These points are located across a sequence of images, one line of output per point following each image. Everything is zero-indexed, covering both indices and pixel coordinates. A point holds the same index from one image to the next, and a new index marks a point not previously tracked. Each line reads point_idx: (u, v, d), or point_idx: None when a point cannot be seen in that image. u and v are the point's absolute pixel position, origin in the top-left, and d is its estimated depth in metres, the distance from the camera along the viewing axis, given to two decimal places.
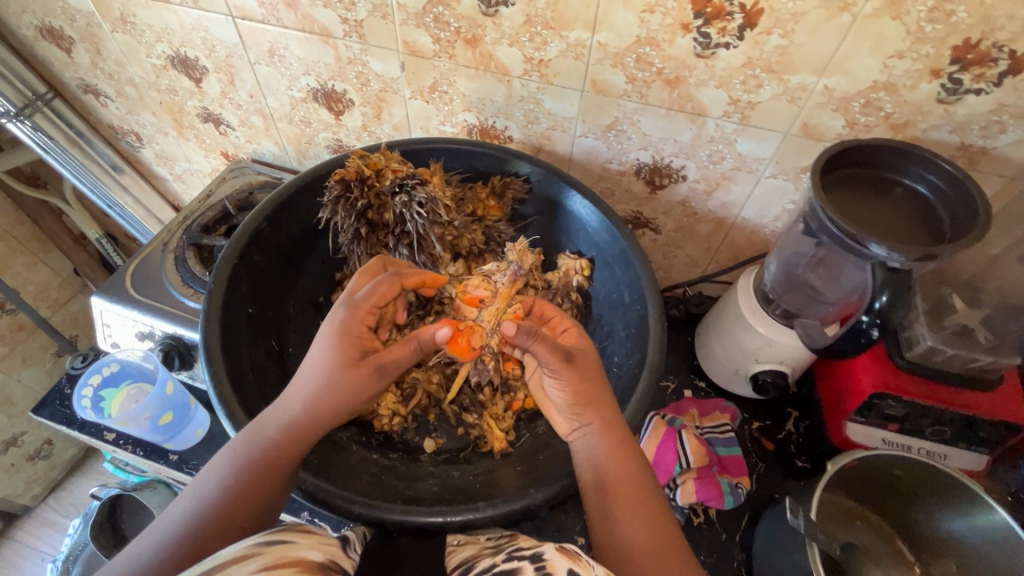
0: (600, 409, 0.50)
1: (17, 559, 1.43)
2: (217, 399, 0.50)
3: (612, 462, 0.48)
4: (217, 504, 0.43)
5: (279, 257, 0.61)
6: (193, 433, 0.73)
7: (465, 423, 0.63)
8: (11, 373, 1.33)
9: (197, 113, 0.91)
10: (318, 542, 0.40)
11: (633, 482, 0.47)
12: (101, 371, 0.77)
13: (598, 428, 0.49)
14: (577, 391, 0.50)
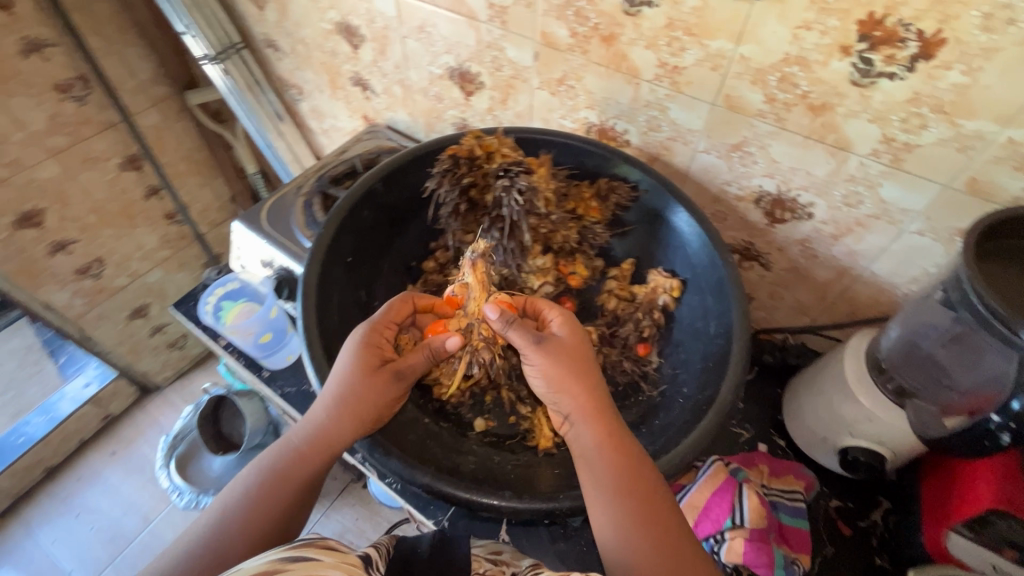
0: (585, 401, 0.50)
1: (144, 426, 1.72)
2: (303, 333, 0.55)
3: (600, 456, 0.47)
4: (242, 505, 0.48)
5: (385, 217, 0.66)
6: (284, 357, 0.82)
7: (519, 413, 0.63)
8: (168, 273, 1.60)
9: (350, 76, 1.00)
10: (340, 560, 0.41)
11: (624, 474, 0.46)
12: (225, 285, 0.88)
13: (582, 417, 0.50)
14: (555, 377, 0.52)
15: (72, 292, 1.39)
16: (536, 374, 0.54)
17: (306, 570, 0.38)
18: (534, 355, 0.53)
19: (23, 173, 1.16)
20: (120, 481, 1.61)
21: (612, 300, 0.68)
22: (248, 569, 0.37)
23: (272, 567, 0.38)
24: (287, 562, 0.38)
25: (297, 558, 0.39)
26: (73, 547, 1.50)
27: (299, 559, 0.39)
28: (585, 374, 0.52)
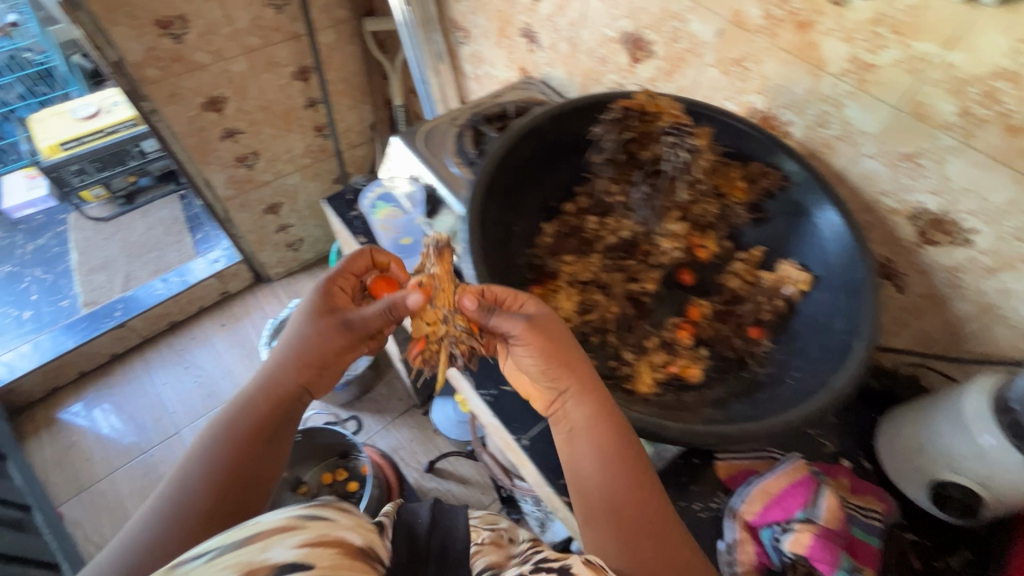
0: (585, 403, 0.53)
1: (252, 308, 1.94)
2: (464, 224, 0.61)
3: (595, 458, 0.51)
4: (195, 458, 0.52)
5: (544, 153, 0.72)
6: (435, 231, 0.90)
7: (621, 358, 0.66)
8: (304, 180, 1.77)
9: (521, 27, 1.06)
10: (359, 524, 0.41)
11: (615, 463, 0.51)
12: (373, 188, 1.00)
13: (573, 404, 0.53)
14: (547, 364, 0.54)
15: (228, 176, 1.59)
16: (527, 357, 0.55)
17: (324, 526, 0.37)
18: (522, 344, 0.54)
19: (220, 63, 1.34)
20: (224, 349, 1.84)
21: (734, 280, 0.71)
22: (274, 518, 0.36)
23: (295, 517, 0.37)
24: (309, 517, 0.37)
25: (320, 516, 0.38)
26: (179, 391, 1.74)
27: (321, 516, 0.38)
28: (582, 374, 0.54)
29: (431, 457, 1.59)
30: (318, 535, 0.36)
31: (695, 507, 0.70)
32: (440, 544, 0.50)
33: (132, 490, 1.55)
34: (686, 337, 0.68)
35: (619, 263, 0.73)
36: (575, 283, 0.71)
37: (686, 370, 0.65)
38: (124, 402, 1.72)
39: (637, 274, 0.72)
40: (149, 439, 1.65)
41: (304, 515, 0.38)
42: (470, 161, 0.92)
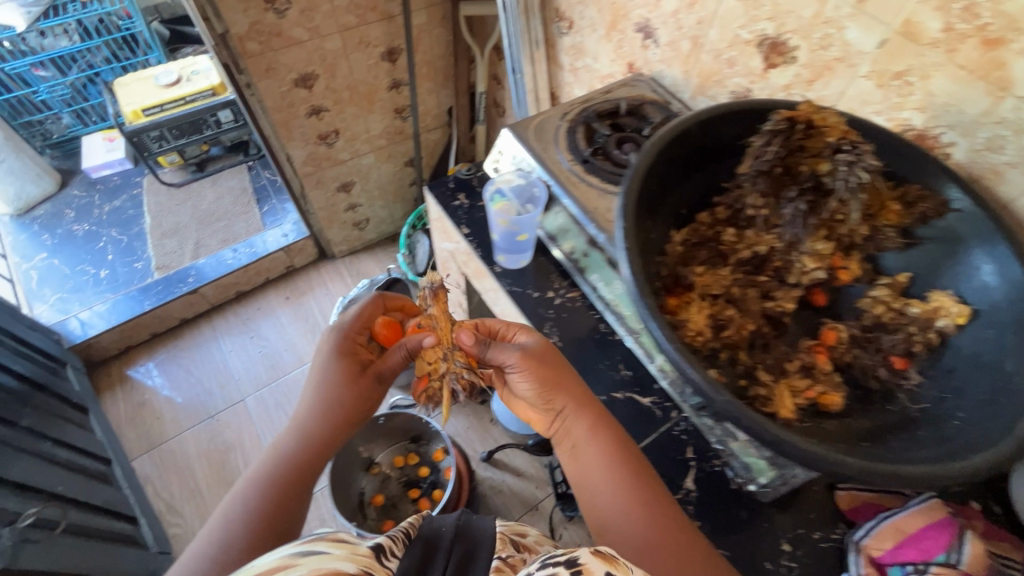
0: (583, 426, 0.67)
1: (315, 283, 1.96)
2: (620, 221, 0.58)
3: (602, 490, 0.63)
4: (251, 489, 0.62)
5: (686, 159, 0.69)
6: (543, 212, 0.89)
7: (757, 379, 0.64)
8: (377, 161, 1.77)
9: (637, 22, 1.03)
10: (351, 553, 0.46)
11: (621, 483, 0.63)
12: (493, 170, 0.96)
13: (575, 424, 0.68)
14: (547, 393, 0.69)
15: (309, 153, 1.60)
16: (525, 380, 0.70)
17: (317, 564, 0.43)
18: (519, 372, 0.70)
19: (316, 40, 1.34)
20: (288, 321, 1.87)
21: (878, 306, 0.67)
22: (267, 561, 0.44)
23: (286, 560, 0.44)
24: (298, 556, 0.44)
25: (309, 553, 0.44)
26: (244, 359, 1.78)
27: (310, 553, 0.44)
28: (575, 395, 0.69)
29: (487, 447, 1.60)
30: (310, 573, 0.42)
31: (814, 535, 0.68)
32: (465, 546, 0.51)
33: (199, 452, 1.61)
34: (826, 362, 0.65)
35: (751, 279, 0.70)
36: (707, 297, 0.69)
37: (826, 398, 0.62)
38: (191, 366, 1.77)
39: (770, 291, 0.69)
40: (214, 403, 1.70)
41: (297, 557, 0.44)
42: (583, 158, 0.90)
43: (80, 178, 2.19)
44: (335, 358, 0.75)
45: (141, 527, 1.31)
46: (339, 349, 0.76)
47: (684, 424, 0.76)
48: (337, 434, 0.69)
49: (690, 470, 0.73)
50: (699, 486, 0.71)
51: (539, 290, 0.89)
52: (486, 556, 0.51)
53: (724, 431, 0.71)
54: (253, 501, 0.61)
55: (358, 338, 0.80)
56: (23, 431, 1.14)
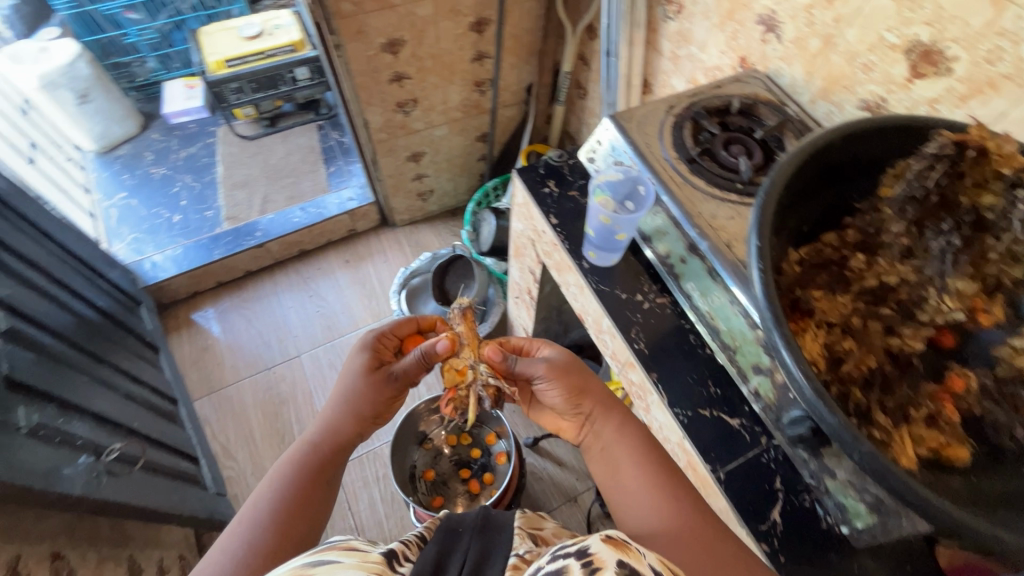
0: (613, 439, 0.71)
1: (375, 249, 1.97)
2: (756, 237, 0.54)
3: (633, 490, 0.64)
4: (279, 480, 0.67)
5: (823, 174, 0.64)
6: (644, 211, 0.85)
7: (875, 421, 0.60)
8: (449, 133, 1.74)
9: (759, 13, 0.95)
10: (362, 560, 0.49)
11: (651, 484, 0.64)
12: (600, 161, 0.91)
13: (602, 432, 0.73)
14: (573, 399, 0.75)
15: (384, 120, 1.59)
16: (551, 390, 0.76)
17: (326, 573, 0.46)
18: (544, 380, 0.76)
19: (409, 6, 1.30)
20: (346, 284, 1.89)
21: (1020, 357, 0.60)
22: (281, 572, 0.47)
23: (298, 571, 0.46)
24: (309, 566, 0.47)
25: (319, 563, 0.47)
26: (301, 317, 1.83)
27: (321, 563, 0.47)
28: (602, 406, 0.75)
29: (532, 434, 1.60)
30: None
31: None
32: (478, 544, 0.54)
33: (255, 402, 1.66)
34: (953, 412, 0.60)
35: (876, 312, 0.65)
36: (824, 325, 0.64)
37: (952, 451, 0.57)
38: (250, 318, 1.83)
39: (895, 326, 0.64)
40: (271, 356, 1.75)
41: (310, 566, 0.47)
42: (690, 158, 0.85)
43: (159, 123, 2.25)
44: (359, 356, 0.82)
45: (201, 468, 1.37)
46: (366, 351, 0.83)
47: (774, 453, 0.72)
48: (356, 429, 0.77)
49: (778, 502, 0.69)
50: (786, 520, 0.68)
51: (627, 291, 0.85)
52: (501, 559, 0.53)
53: (820, 467, 0.67)
54: (280, 489, 0.66)
55: (387, 340, 0.87)
56: (105, 367, 1.20)
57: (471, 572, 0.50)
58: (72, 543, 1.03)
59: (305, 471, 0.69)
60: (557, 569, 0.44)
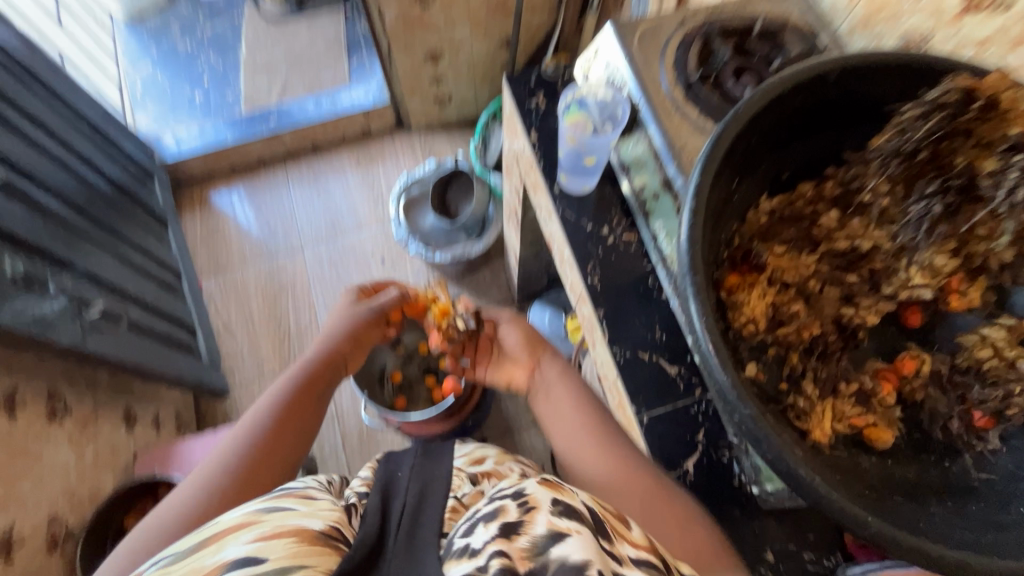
0: (564, 396, 0.73)
1: (388, 152, 1.93)
2: (697, 172, 0.48)
3: (585, 451, 0.67)
4: (274, 402, 0.71)
5: (810, 112, 0.55)
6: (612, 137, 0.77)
7: (799, 389, 0.56)
8: (472, 34, 1.62)
9: None
10: (315, 509, 0.49)
11: (600, 445, 0.66)
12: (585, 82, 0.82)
13: (552, 394, 0.74)
14: (531, 343, 0.80)
15: (402, 11, 1.48)
16: (513, 335, 0.81)
17: (279, 520, 0.46)
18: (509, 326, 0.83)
19: None
20: (355, 184, 1.88)
21: (983, 349, 0.55)
22: (236, 515, 0.47)
23: (250, 516, 0.46)
24: (263, 513, 0.47)
25: (274, 510, 0.47)
26: (309, 211, 1.84)
27: (274, 511, 0.47)
28: (554, 362, 0.78)
29: None
30: (271, 529, 0.44)
31: (802, 553, 0.64)
32: (416, 495, 0.54)
33: (257, 287, 1.74)
34: (890, 395, 0.56)
35: (837, 277, 0.59)
36: (775, 284, 0.59)
37: (875, 433, 0.54)
38: (263, 207, 1.86)
39: (854, 296, 0.58)
40: (277, 245, 1.80)
41: (263, 512, 0.47)
42: (688, 83, 0.76)
43: None
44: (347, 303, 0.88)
45: (198, 339, 1.47)
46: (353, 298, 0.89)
47: (705, 406, 0.70)
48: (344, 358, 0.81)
49: (695, 453, 0.68)
50: (699, 471, 0.67)
51: (594, 222, 0.81)
52: (440, 500, 0.53)
53: None
54: (272, 408, 0.70)
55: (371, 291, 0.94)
56: (107, 233, 1.26)
57: (410, 518, 0.50)
58: (70, 385, 1.12)
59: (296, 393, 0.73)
60: (494, 510, 0.44)
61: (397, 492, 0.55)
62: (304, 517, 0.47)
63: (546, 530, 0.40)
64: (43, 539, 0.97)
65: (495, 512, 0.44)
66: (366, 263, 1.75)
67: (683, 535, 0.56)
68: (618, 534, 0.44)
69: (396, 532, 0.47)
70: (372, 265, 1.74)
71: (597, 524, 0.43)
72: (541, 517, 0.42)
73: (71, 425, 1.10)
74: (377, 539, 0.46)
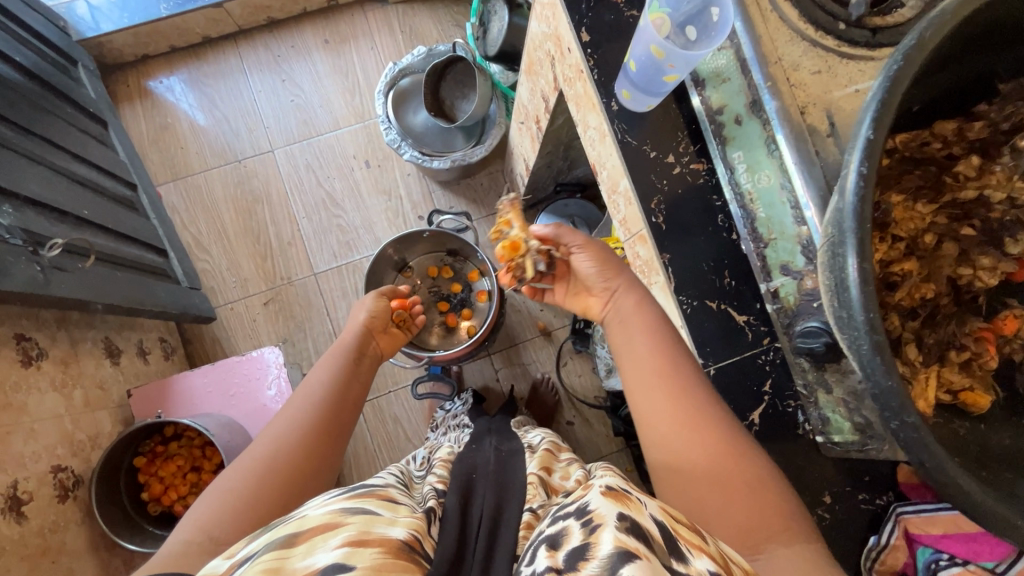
0: (639, 326, 0.66)
1: (361, 31, 1.63)
2: (870, 122, 0.39)
3: (659, 402, 0.59)
4: (324, 370, 0.73)
5: (980, 34, 0.45)
6: (706, 48, 0.65)
7: (903, 353, 0.52)
8: None
9: None
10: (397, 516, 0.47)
11: (681, 394, 0.59)
12: None
13: (627, 322, 0.68)
14: (606, 269, 0.72)
15: None
16: (587, 262, 0.73)
17: (366, 525, 0.42)
18: (584, 249, 0.73)
19: None
20: (325, 71, 1.61)
21: None
22: (318, 515, 0.43)
23: (336, 518, 0.42)
24: (347, 514, 0.43)
25: (358, 512, 0.44)
26: (273, 105, 1.59)
27: (359, 513, 0.44)
28: (629, 287, 0.71)
29: None
30: (358, 534, 0.41)
31: (858, 496, 0.66)
32: (494, 506, 0.52)
33: (226, 196, 1.54)
34: (993, 358, 0.53)
35: (955, 231, 0.53)
36: (889, 238, 0.53)
37: (976, 398, 0.52)
38: (216, 99, 1.59)
39: (970, 254, 0.53)
40: (241, 146, 1.57)
41: (346, 514, 0.43)
42: None
43: None
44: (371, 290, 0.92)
45: (171, 261, 1.32)
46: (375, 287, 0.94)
47: (772, 356, 0.67)
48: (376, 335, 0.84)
49: (761, 403, 0.67)
50: (764, 421, 0.67)
51: (656, 149, 0.70)
52: (515, 509, 0.52)
53: (816, 379, 0.63)
54: (324, 375, 0.72)
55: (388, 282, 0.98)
56: (41, 143, 1.04)
57: (490, 527, 0.48)
58: (38, 325, 0.98)
59: (343, 362, 0.75)
60: (557, 532, 0.39)
61: (475, 498, 0.54)
62: (389, 524, 0.44)
63: (612, 549, 0.34)
64: (52, 489, 0.92)
65: (559, 537, 0.38)
66: (348, 166, 1.56)
67: (749, 502, 0.52)
68: (695, 549, 0.38)
69: (475, 545, 0.45)
70: (356, 169, 1.56)
71: (670, 545, 0.37)
72: (607, 534, 0.35)
73: (51, 368, 0.99)
74: (456, 556, 0.44)
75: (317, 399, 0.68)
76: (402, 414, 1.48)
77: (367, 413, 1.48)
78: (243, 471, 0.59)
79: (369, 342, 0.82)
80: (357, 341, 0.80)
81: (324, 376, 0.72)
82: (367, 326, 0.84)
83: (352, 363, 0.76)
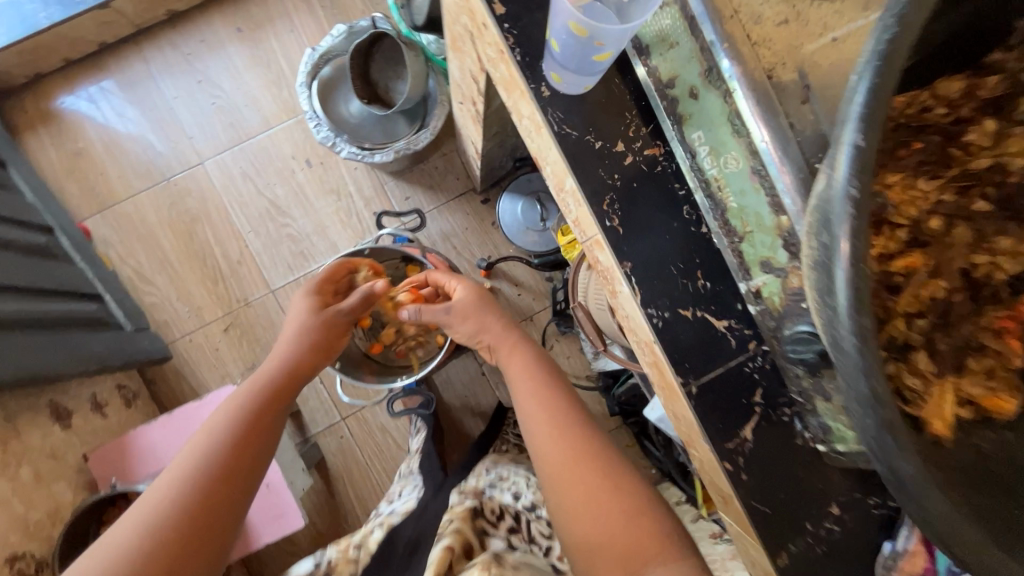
0: (526, 379, 0.76)
1: (276, 11, 1.45)
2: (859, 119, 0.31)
3: (543, 443, 0.69)
4: (240, 403, 0.73)
5: None
6: (643, 17, 0.53)
7: (914, 363, 0.43)
8: None
9: None
10: None
11: (559, 434, 0.69)
12: None
13: (519, 370, 0.78)
14: (490, 327, 0.83)
15: None
16: (465, 323, 0.84)
17: None
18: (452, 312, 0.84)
19: None
20: (244, 63, 1.44)
21: None
22: None
23: None
24: None
25: None
26: (193, 110, 1.43)
27: None
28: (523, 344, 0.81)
29: (488, 254, 1.42)
30: None
31: (869, 501, 0.59)
32: None
33: (160, 221, 1.41)
34: (1019, 356, 0.44)
35: (967, 209, 0.44)
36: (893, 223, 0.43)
37: (1000, 405, 0.44)
38: (129, 112, 1.43)
39: (986, 235, 0.44)
40: (166, 162, 1.42)
41: None
42: None
43: None
44: (307, 297, 0.89)
45: (108, 304, 1.21)
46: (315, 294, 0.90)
47: (761, 361, 0.59)
48: (306, 359, 0.82)
49: (753, 416, 0.59)
50: (758, 436, 0.59)
51: (602, 139, 0.58)
52: None
53: (812, 385, 0.55)
54: (236, 410, 0.72)
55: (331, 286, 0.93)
56: None
57: None
58: None
59: (260, 394, 0.74)
60: None
61: None
62: None
63: None
64: None
65: None
66: (288, 169, 1.43)
67: (633, 530, 0.60)
68: None
69: None
70: (298, 170, 1.42)
71: None
72: None
73: None
74: None
75: (223, 438, 0.68)
76: (389, 423, 1.42)
77: (352, 427, 1.42)
78: (137, 523, 0.59)
79: (289, 386, 0.78)
80: (277, 385, 0.77)
81: (234, 412, 0.71)
82: (293, 365, 0.81)
83: (265, 417, 0.73)
